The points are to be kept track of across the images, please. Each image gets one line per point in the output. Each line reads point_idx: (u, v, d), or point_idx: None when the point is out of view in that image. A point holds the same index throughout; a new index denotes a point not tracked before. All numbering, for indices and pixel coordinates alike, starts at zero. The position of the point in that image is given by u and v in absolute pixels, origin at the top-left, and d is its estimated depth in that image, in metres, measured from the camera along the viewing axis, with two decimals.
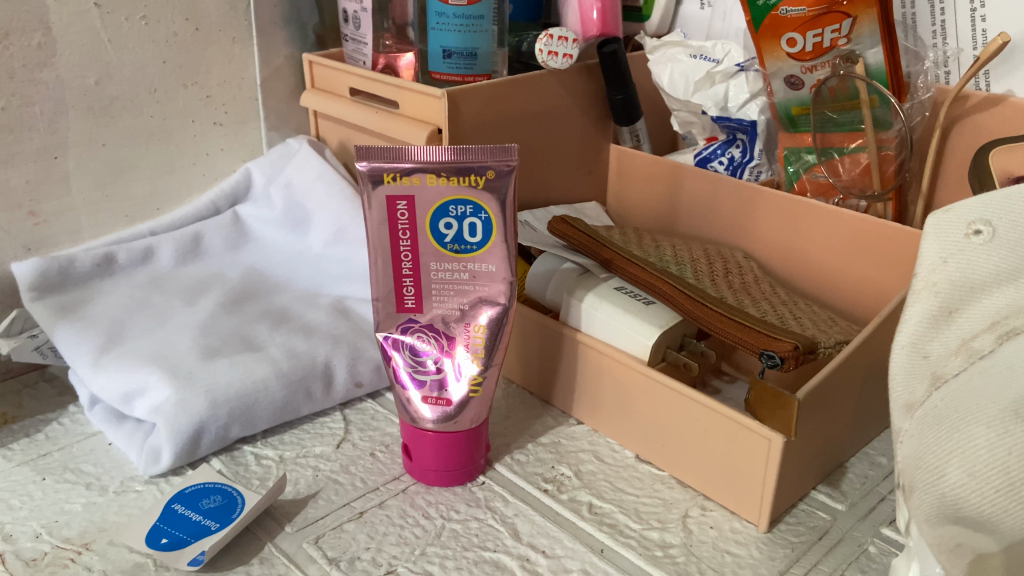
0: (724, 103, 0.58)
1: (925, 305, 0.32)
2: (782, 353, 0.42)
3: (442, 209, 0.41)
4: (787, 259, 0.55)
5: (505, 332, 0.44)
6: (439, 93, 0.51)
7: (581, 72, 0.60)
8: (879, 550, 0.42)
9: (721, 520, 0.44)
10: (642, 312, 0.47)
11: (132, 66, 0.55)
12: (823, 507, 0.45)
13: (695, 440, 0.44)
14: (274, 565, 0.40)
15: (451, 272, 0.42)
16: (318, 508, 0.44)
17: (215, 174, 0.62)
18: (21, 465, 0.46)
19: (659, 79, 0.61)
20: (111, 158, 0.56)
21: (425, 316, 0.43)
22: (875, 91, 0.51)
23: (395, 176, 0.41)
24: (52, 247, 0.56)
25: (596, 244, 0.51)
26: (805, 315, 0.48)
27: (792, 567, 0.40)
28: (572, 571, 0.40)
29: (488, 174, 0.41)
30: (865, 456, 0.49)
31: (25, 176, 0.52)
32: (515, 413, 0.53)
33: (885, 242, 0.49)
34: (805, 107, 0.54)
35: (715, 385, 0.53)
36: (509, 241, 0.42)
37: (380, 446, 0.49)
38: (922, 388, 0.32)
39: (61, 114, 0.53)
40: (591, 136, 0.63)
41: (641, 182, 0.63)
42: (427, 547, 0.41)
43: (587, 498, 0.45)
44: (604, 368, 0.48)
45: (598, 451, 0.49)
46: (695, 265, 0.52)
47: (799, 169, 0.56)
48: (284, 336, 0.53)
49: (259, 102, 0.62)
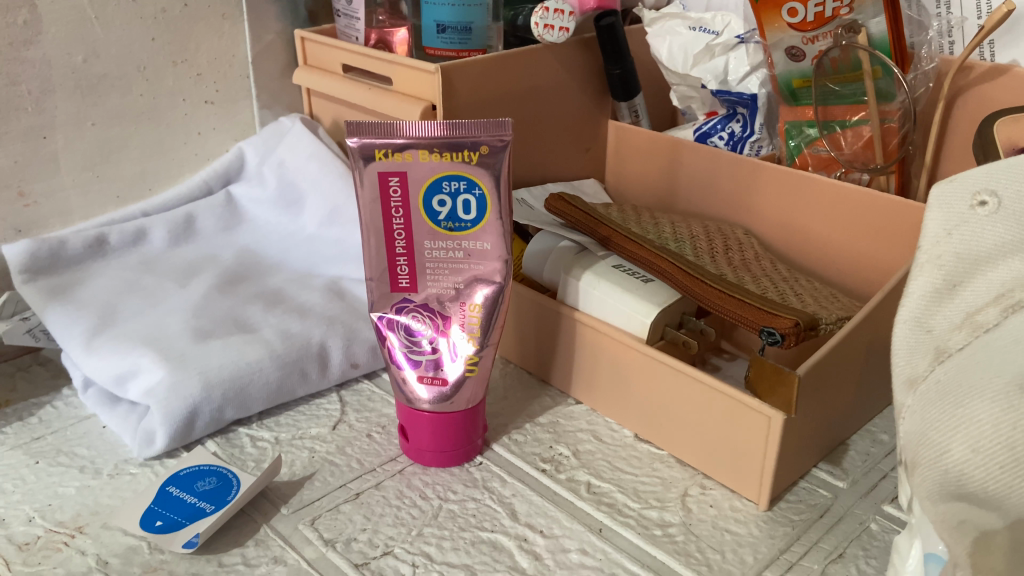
0: (724, 76, 0.57)
1: (929, 277, 0.32)
2: (782, 330, 0.41)
3: (435, 185, 0.41)
4: (789, 235, 0.54)
5: (501, 311, 0.43)
6: (432, 68, 0.50)
7: (577, 46, 0.59)
8: (881, 528, 0.41)
9: (721, 499, 0.43)
10: (641, 290, 0.47)
11: (120, 44, 0.54)
12: (824, 485, 0.44)
13: (695, 419, 0.43)
14: (270, 547, 0.39)
15: (445, 250, 0.42)
16: (313, 490, 0.43)
17: (207, 154, 0.62)
18: (13, 448, 0.46)
19: (657, 52, 0.60)
20: (100, 138, 0.55)
21: (420, 295, 0.43)
22: (878, 62, 0.50)
23: (387, 152, 0.40)
24: (42, 229, 0.55)
25: (594, 222, 0.51)
26: (806, 291, 0.48)
27: (792, 546, 0.40)
28: (571, 551, 0.39)
29: (481, 149, 0.40)
30: (867, 433, 0.48)
31: (13, 156, 0.52)
32: (512, 393, 0.52)
33: (888, 217, 0.48)
34: (806, 79, 0.53)
35: (715, 363, 0.52)
36: (504, 218, 0.41)
37: (376, 427, 0.49)
38: (924, 362, 0.31)
39: (48, 93, 0.52)
40: (589, 112, 0.62)
41: (640, 157, 0.62)
42: (424, 528, 0.41)
43: (585, 478, 0.44)
44: (602, 347, 0.47)
45: (597, 431, 0.48)
46: (695, 242, 0.51)
47: (801, 143, 0.55)
48: (278, 317, 0.52)
49: (250, 79, 0.61)
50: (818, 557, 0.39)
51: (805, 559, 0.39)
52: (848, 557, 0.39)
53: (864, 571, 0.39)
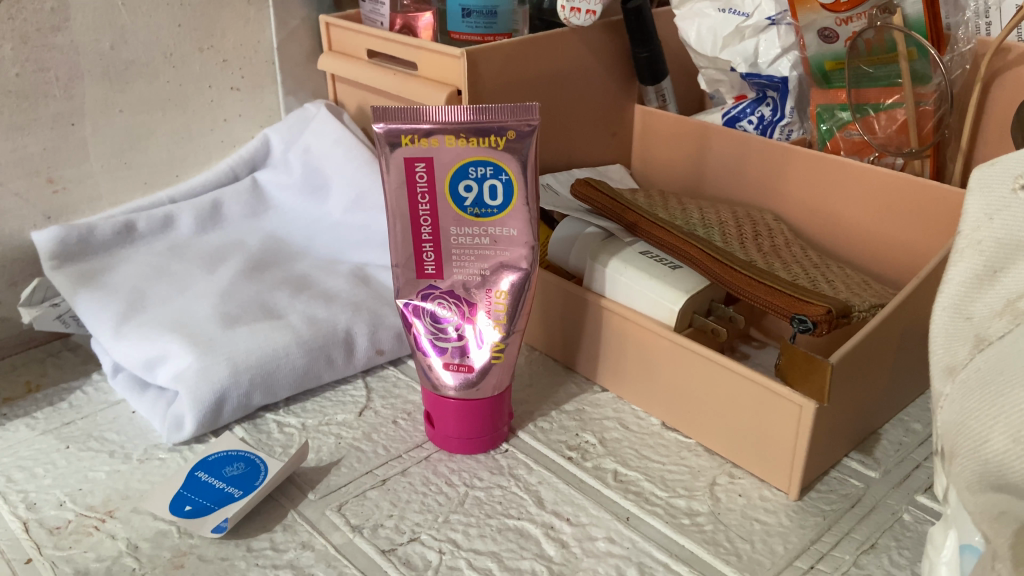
0: (754, 59, 0.56)
1: (969, 264, 0.31)
2: (814, 317, 0.40)
3: (461, 171, 0.40)
4: (819, 220, 0.53)
5: (527, 298, 0.43)
6: (458, 52, 0.50)
7: (604, 29, 0.58)
8: (914, 519, 0.40)
9: (750, 488, 0.43)
10: (668, 276, 0.46)
11: (147, 30, 0.54)
12: (855, 475, 0.43)
13: (723, 407, 0.43)
14: (297, 532, 0.39)
15: (471, 237, 0.41)
16: (340, 476, 0.43)
17: (233, 140, 0.62)
18: (44, 433, 0.46)
19: (685, 35, 0.58)
20: (128, 124, 0.55)
21: (446, 282, 0.42)
22: (913, 43, 0.49)
23: (413, 137, 0.40)
24: (71, 215, 0.55)
25: (621, 208, 0.50)
26: (838, 278, 0.47)
27: (823, 536, 0.40)
28: (597, 539, 0.39)
29: (508, 134, 0.40)
30: (899, 423, 0.47)
31: (42, 143, 0.52)
32: (538, 380, 0.52)
33: (923, 202, 0.47)
34: (839, 62, 0.52)
35: (744, 351, 0.52)
36: (531, 203, 0.41)
37: (402, 413, 0.48)
38: (964, 350, 0.30)
39: (76, 80, 0.52)
40: (615, 96, 0.62)
41: (666, 142, 0.61)
42: (450, 515, 0.41)
43: (612, 466, 0.44)
44: (629, 334, 0.47)
45: (623, 418, 0.48)
46: (723, 228, 0.51)
47: (833, 127, 0.53)
48: (304, 303, 0.53)
49: (275, 66, 0.61)
50: (849, 547, 0.39)
51: (836, 550, 0.39)
52: (880, 548, 0.39)
53: (896, 562, 0.38)
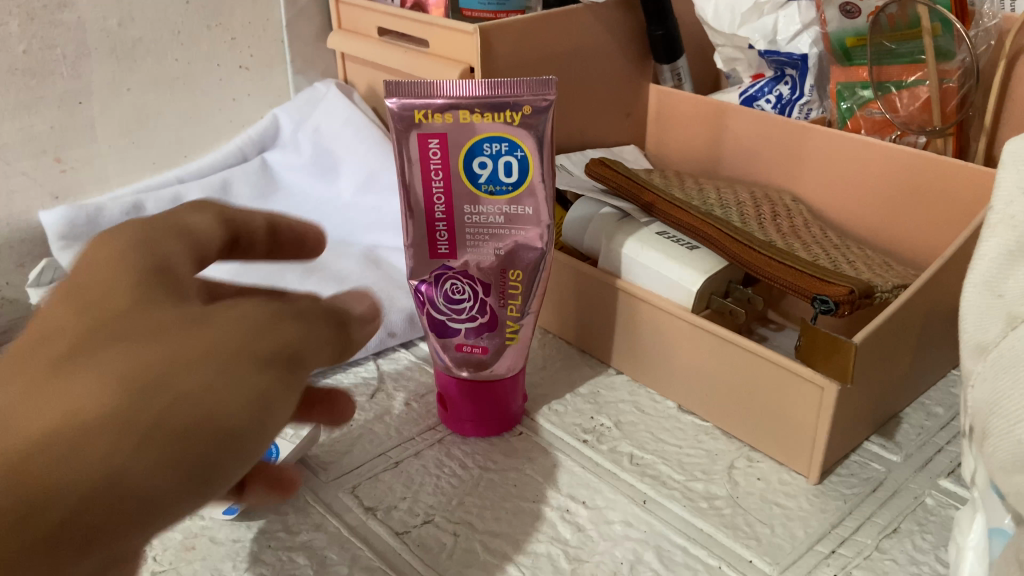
0: (772, 36, 0.55)
1: (1003, 239, 0.30)
2: (836, 298, 0.39)
3: (475, 148, 0.39)
4: (839, 200, 0.52)
5: (542, 278, 0.42)
6: (471, 28, 0.49)
7: (618, 6, 0.57)
8: (937, 503, 0.40)
9: (769, 472, 0.42)
10: (686, 257, 0.45)
11: (154, 7, 0.53)
12: (877, 458, 0.43)
13: (742, 389, 0.42)
14: (310, 514, 0.39)
15: (486, 215, 0.40)
16: (353, 458, 0.43)
17: (242, 121, 0.61)
18: None
19: (702, 12, 0.58)
20: (136, 104, 0.55)
21: (459, 262, 0.41)
22: (938, 17, 0.48)
23: (426, 113, 0.39)
24: (80, 196, 0.55)
25: (637, 187, 0.49)
26: (858, 259, 0.46)
27: (844, 520, 0.39)
28: (614, 523, 0.38)
29: (523, 109, 0.39)
30: (921, 406, 0.47)
31: (49, 122, 0.51)
32: (551, 363, 0.51)
33: (946, 181, 0.46)
34: (861, 38, 0.52)
35: (761, 334, 0.51)
36: (546, 180, 0.40)
37: (414, 396, 0.48)
38: (995, 329, 0.29)
39: (84, 57, 0.51)
40: (631, 76, 0.61)
41: (683, 123, 0.60)
42: (465, 498, 0.40)
43: (628, 449, 0.43)
44: (645, 316, 0.46)
45: (638, 402, 0.47)
46: (741, 208, 0.50)
47: (853, 105, 0.53)
48: (315, 285, 0.52)
49: (285, 44, 0.60)
50: (872, 532, 0.38)
51: (858, 534, 0.38)
52: (903, 532, 0.38)
53: (920, 547, 0.37)
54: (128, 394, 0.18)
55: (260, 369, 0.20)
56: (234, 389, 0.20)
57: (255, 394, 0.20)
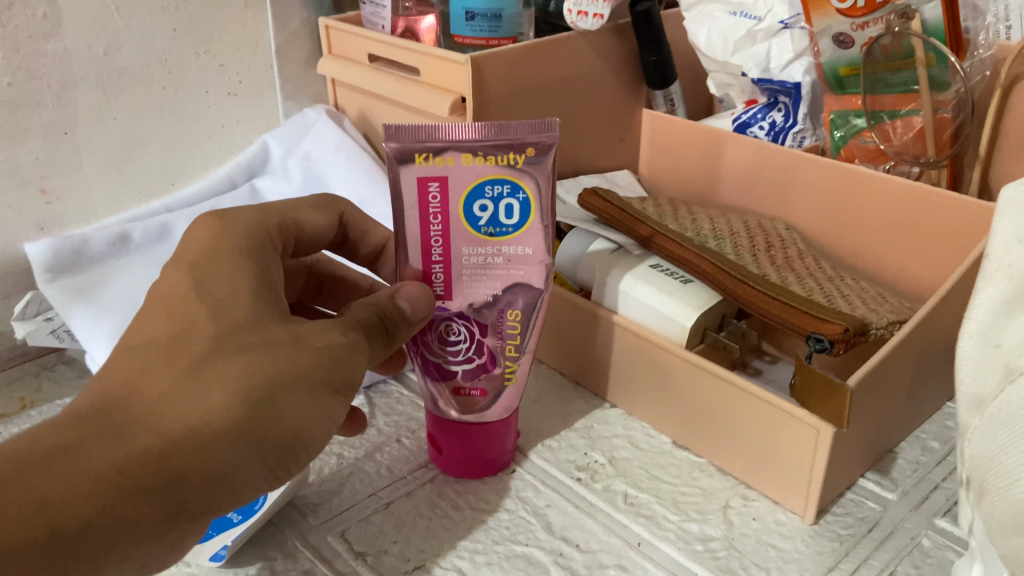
0: (766, 64, 0.55)
1: (1000, 288, 0.30)
2: (830, 336, 0.39)
3: (477, 190, 0.38)
4: (835, 230, 0.51)
5: (539, 318, 0.41)
6: (463, 59, 0.49)
7: (611, 32, 0.57)
8: (934, 544, 0.39)
9: (765, 511, 0.41)
10: (678, 292, 0.45)
11: (141, 35, 0.52)
12: (872, 496, 0.42)
13: (738, 428, 0.42)
14: (299, 560, 0.38)
15: (484, 256, 0.39)
16: (343, 499, 0.42)
17: (230, 147, 0.60)
18: None
19: (695, 38, 0.57)
20: (123, 131, 0.54)
21: (456, 303, 0.40)
22: (931, 49, 0.47)
23: (427, 156, 0.37)
24: (66, 226, 0.54)
25: (633, 220, 0.49)
26: (853, 292, 0.46)
27: (841, 563, 0.38)
28: (608, 568, 0.38)
29: (527, 152, 0.37)
30: (916, 440, 0.46)
31: (35, 153, 0.50)
32: (544, 395, 0.51)
33: (944, 214, 0.45)
34: (855, 67, 0.51)
35: (755, 366, 0.51)
36: (547, 222, 0.39)
37: (405, 432, 0.47)
38: (993, 381, 0.29)
39: (70, 87, 0.51)
40: (623, 101, 0.60)
41: (676, 149, 0.60)
42: (457, 541, 0.39)
43: (623, 488, 0.43)
44: (642, 352, 0.45)
45: (632, 437, 0.47)
46: (736, 239, 0.49)
47: (847, 134, 0.52)
48: None
49: (274, 69, 0.60)
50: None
51: None
52: None
53: None
54: (245, 411, 0.28)
55: (333, 396, 0.31)
56: (292, 404, 0.30)
57: (306, 389, 0.30)
